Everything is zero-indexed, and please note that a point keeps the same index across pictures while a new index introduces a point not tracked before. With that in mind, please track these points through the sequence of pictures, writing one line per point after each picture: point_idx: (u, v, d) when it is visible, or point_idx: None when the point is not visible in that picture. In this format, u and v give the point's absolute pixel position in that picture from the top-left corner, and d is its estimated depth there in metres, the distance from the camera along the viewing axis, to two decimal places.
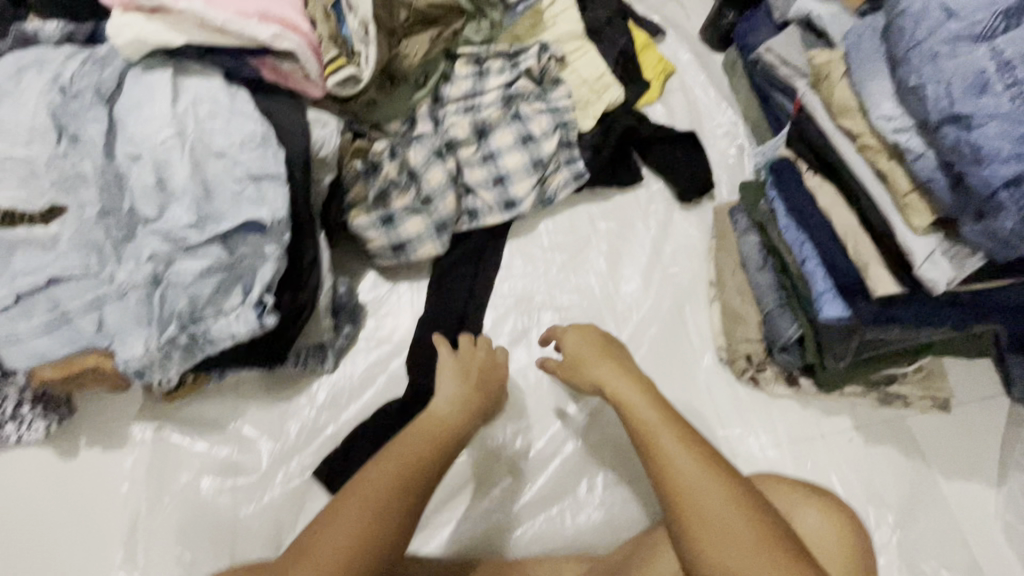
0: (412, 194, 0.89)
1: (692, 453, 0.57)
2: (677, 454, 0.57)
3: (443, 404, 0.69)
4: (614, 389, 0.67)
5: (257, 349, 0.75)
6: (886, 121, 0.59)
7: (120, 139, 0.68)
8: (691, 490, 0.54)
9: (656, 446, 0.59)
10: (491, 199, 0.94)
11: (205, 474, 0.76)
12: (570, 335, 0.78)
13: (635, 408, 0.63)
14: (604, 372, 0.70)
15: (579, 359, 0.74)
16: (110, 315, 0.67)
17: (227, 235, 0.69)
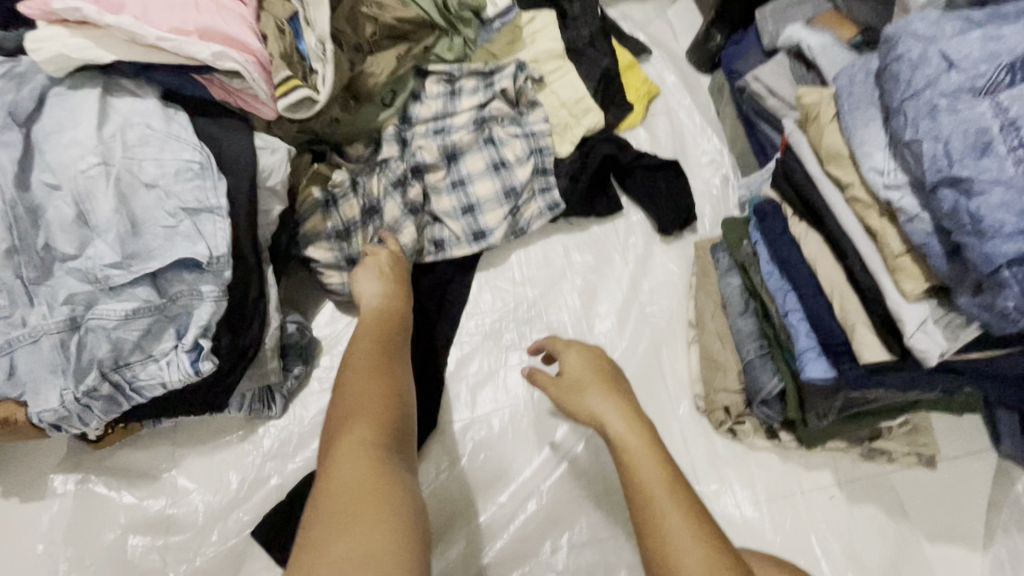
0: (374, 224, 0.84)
1: (697, 545, 0.48)
2: (677, 529, 0.49)
3: (374, 289, 0.74)
4: (615, 430, 0.58)
5: (193, 397, 0.68)
6: (878, 174, 0.55)
7: (37, 167, 0.62)
8: (683, 559, 0.48)
9: (654, 518, 0.51)
10: (459, 230, 0.88)
11: (133, 532, 0.69)
12: (580, 357, 0.69)
13: (638, 465, 0.54)
14: (605, 406, 0.61)
15: (576, 381, 0.66)
16: (21, 362, 0.60)
17: (158, 274, 0.63)
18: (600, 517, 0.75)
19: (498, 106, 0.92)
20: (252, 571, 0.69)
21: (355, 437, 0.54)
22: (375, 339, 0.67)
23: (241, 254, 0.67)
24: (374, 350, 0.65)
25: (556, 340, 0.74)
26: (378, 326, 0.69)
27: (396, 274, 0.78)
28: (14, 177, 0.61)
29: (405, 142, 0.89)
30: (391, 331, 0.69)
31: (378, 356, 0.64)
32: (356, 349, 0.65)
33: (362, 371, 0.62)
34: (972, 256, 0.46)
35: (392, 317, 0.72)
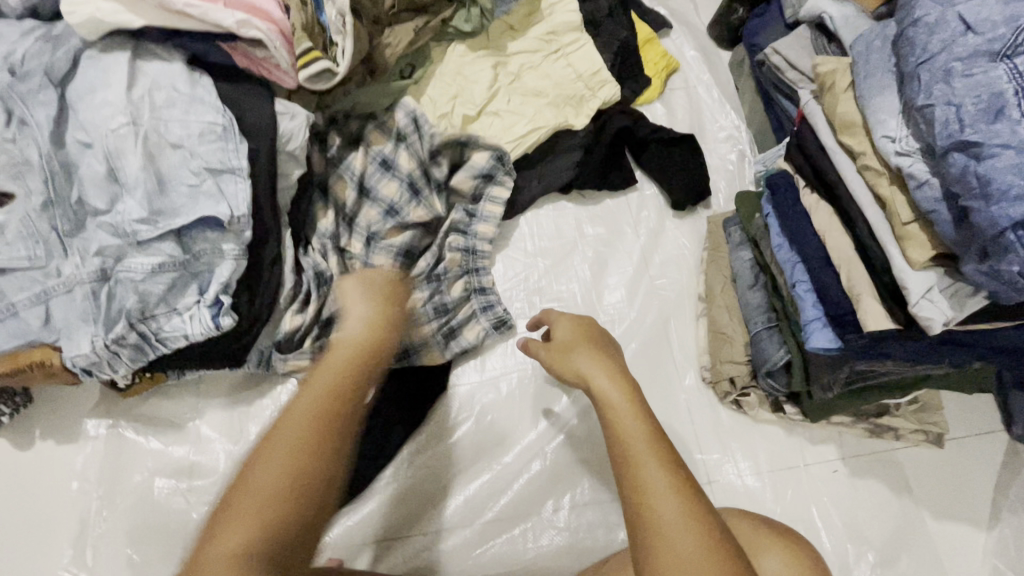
0: (390, 201, 0.84)
1: (675, 496, 0.50)
2: (655, 480, 0.51)
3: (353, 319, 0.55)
4: (600, 389, 0.60)
5: (213, 351, 0.71)
6: (890, 141, 0.54)
7: (71, 126, 0.65)
8: (659, 506, 0.50)
9: (631, 469, 0.53)
10: (445, 269, 0.84)
11: (159, 474, 0.74)
12: (563, 321, 0.71)
13: (618, 425, 0.56)
14: (593, 367, 0.63)
15: (567, 347, 0.67)
16: (57, 310, 0.64)
17: (182, 231, 0.66)
18: (602, 481, 0.77)
19: (511, 106, 0.94)
20: None
21: (222, 548, 0.43)
22: (323, 405, 0.48)
23: (261, 214, 0.71)
24: (313, 438, 0.47)
25: (550, 311, 0.74)
26: (334, 383, 0.50)
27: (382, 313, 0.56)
28: (50, 134, 0.64)
29: (405, 160, 0.85)
30: (340, 400, 0.49)
31: (296, 457, 0.46)
32: (288, 422, 0.47)
33: (268, 474, 0.45)
34: (978, 220, 0.46)
35: (362, 360, 0.52)
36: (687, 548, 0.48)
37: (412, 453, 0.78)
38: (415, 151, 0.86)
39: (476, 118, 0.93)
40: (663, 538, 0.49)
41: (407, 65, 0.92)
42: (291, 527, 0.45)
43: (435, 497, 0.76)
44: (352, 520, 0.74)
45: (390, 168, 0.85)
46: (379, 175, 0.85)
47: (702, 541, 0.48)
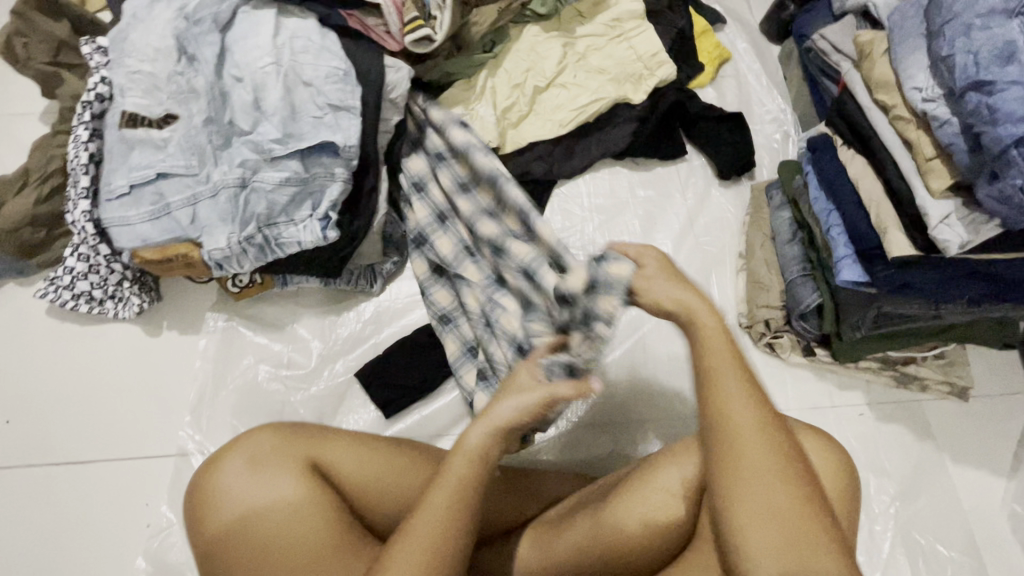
0: (443, 201, 0.92)
1: (753, 409, 0.54)
2: (737, 398, 0.54)
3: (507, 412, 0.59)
4: (697, 316, 0.59)
5: (317, 260, 0.85)
6: (918, 91, 0.63)
7: (227, 64, 0.80)
8: (739, 425, 0.53)
9: (716, 384, 0.56)
10: (512, 303, 0.83)
11: (263, 363, 0.87)
12: (651, 273, 0.64)
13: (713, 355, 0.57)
14: (692, 303, 0.60)
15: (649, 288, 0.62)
16: (203, 211, 0.78)
17: (305, 152, 0.80)
18: (644, 402, 0.87)
19: (578, 79, 1.06)
20: (354, 403, 0.86)
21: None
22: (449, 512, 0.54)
23: (366, 148, 0.84)
24: (443, 532, 0.53)
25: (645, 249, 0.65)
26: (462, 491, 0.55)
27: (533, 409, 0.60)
28: (213, 68, 0.79)
29: (466, 204, 0.88)
30: (464, 502, 0.55)
31: (444, 529, 0.53)
32: (423, 522, 0.53)
33: (408, 562, 0.51)
34: (987, 140, 0.55)
35: (479, 467, 0.56)
36: (769, 472, 0.51)
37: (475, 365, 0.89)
38: (464, 163, 0.90)
39: (545, 89, 1.05)
40: (748, 455, 0.52)
41: (489, 43, 1.06)
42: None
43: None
44: (423, 414, 0.86)
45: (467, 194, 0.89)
46: (454, 203, 0.90)
47: (778, 452, 0.52)
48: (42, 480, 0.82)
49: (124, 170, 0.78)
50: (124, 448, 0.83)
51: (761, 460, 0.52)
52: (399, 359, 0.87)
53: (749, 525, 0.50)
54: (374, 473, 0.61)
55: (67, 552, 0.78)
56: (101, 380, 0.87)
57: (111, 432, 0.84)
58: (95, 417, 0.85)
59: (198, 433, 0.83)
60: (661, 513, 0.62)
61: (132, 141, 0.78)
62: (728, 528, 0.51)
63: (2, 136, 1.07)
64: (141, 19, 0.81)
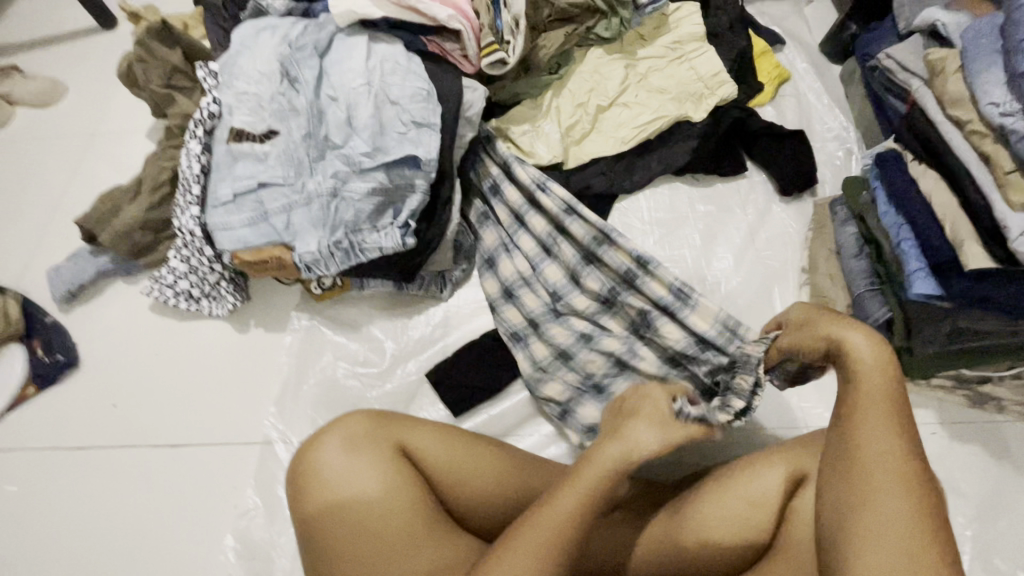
0: (513, 221, 0.97)
1: (894, 460, 0.55)
2: (878, 444, 0.56)
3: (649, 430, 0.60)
4: (854, 353, 0.60)
5: (394, 265, 0.91)
6: (994, 106, 0.66)
7: (324, 85, 0.89)
8: (875, 464, 0.55)
9: (859, 427, 0.58)
10: (585, 324, 0.89)
11: (341, 361, 0.93)
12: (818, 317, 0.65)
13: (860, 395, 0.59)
14: (857, 346, 0.60)
15: (812, 323, 0.65)
16: (297, 217, 0.86)
17: (390, 165, 0.86)
18: None
19: (640, 99, 1.10)
20: (424, 401, 0.90)
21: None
22: (566, 527, 0.55)
23: (443, 162, 0.91)
24: (568, 528, 0.55)
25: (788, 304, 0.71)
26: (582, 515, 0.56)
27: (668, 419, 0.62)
28: (312, 89, 0.88)
29: (538, 222, 0.95)
30: (586, 515, 0.56)
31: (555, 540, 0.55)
32: (538, 531, 0.55)
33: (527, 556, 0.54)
34: None
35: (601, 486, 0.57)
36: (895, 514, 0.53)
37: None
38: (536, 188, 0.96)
39: (608, 108, 1.10)
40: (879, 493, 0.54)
41: (555, 65, 1.12)
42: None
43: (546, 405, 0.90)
44: (490, 414, 0.90)
45: (524, 225, 0.97)
46: (516, 232, 0.97)
47: (913, 506, 0.53)
48: (142, 460, 0.89)
49: (230, 180, 0.87)
50: (214, 435, 0.90)
51: (890, 501, 0.54)
52: (468, 361, 0.92)
53: (869, 555, 0.52)
54: (457, 460, 0.65)
55: (163, 528, 0.85)
56: (195, 372, 0.95)
57: (204, 420, 0.91)
58: (190, 405, 0.92)
59: (281, 423, 0.89)
60: (737, 523, 0.64)
61: (238, 154, 0.87)
62: (845, 554, 0.54)
63: (115, 151, 1.20)
64: (248, 47, 0.91)
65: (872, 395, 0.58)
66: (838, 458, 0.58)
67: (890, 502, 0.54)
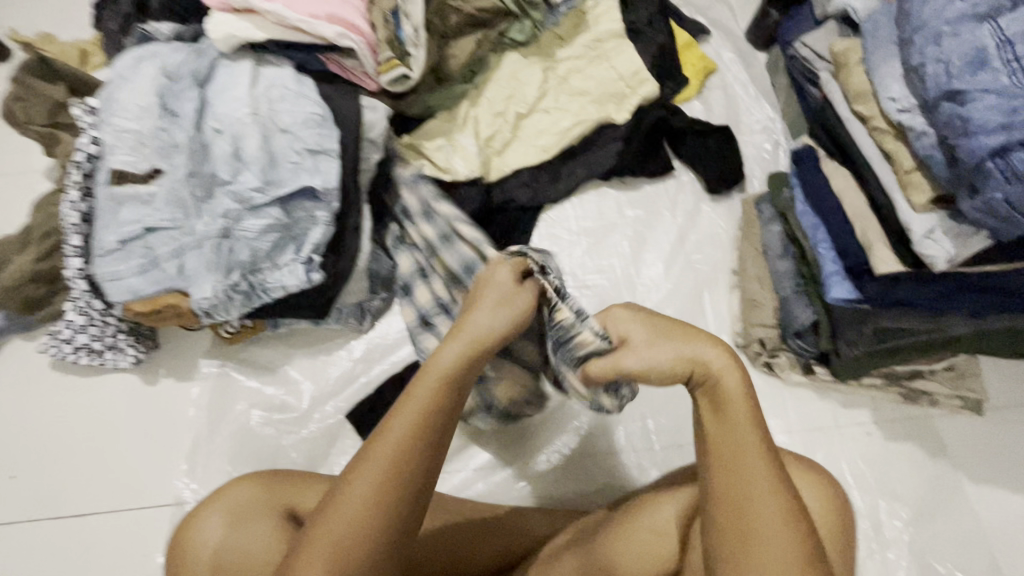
0: (426, 247, 0.92)
1: (774, 497, 0.53)
2: (758, 481, 0.53)
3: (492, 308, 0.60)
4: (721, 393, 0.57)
5: (303, 302, 0.86)
6: (893, 101, 0.67)
7: (207, 116, 0.83)
8: (760, 528, 0.52)
9: (734, 465, 0.54)
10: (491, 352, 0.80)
11: (255, 408, 0.88)
12: (647, 328, 0.60)
13: (716, 419, 0.57)
14: (709, 355, 0.58)
15: (662, 335, 0.59)
16: (189, 262, 0.80)
17: (286, 199, 0.81)
18: (637, 430, 0.86)
19: (560, 102, 1.05)
20: (346, 444, 0.87)
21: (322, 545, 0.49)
22: (384, 475, 0.51)
23: (347, 190, 0.85)
24: (388, 475, 0.51)
25: (613, 312, 0.61)
26: (400, 449, 0.52)
27: (506, 305, 0.61)
28: (193, 123, 0.82)
29: (453, 247, 0.89)
30: (408, 458, 0.51)
31: (374, 493, 0.50)
32: (357, 484, 0.50)
33: (367, 476, 0.50)
34: (962, 152, 0.58)
35: (447, 384, 0.56)
36: (777, 546, 0.51)
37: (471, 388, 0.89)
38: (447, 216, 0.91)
39: (528, 115, 1.05)
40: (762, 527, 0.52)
41: (469, 72, 1.06)
42: (377, 538, 0.50)
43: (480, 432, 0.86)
44: None
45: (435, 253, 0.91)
46: (430, 256, 0.92)
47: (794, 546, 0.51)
48: (45, 533, 0.83)
49: (113, 227, 0.80)
50: (125, 500, 0.85)
51: (767, 530, 0.52)
52: (390, 399, 0.87)
53: None
54: None
55: None
56: (99, 431, 0.89)
57: (111, 485, 0.86)
58: (95, 468, 0.87)
59: (194, 482, 0.84)
60: (650, 558, 0.61)
61: (119, 198, 0.80)
62: None
63: (9, 195, 1.12)
64: (126, 78, 0.84)
65: (741, 418, 0.56)
66: (716, 504, 0.54)
67: (773, 548, 0.51)
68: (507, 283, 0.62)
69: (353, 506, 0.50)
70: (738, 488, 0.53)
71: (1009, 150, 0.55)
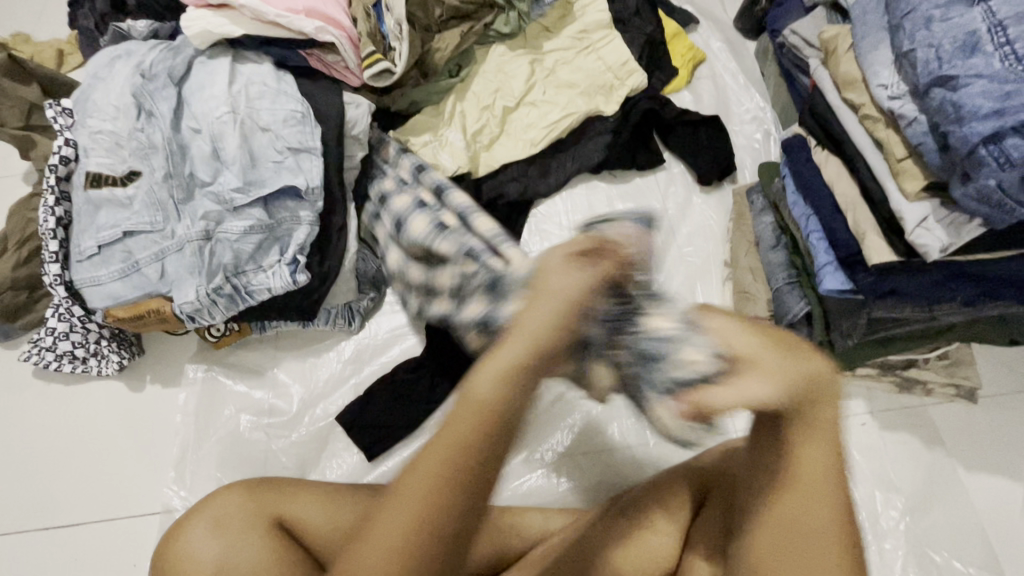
0: (398, 223, 0.87)
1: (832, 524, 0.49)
2: (820, 511, 0.49)
3: (556, 306, 0.50)
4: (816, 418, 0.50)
5: (290, 304, 0.84)
6: (883, 89, 0.66)
7: (185, 116, 0.81)
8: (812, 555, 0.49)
9: (795, 488, 0.50)
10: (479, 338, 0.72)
11: (244, 412, 0.87)
12: (750, 331, 0.52)
13: (811, 441, 0.50)
14: (812, 366, 0.49)
15: (774, 343, 0.50)
16: (170, 265, 0.78)
17: (268, 199, 0.80)
18: (632, 426, 0.85)
19: (548, 94, 1.03)
20: (337, 446, 0.86)
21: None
22: (420, 512, 0.42)
23: (331, 189, 0.84)
24: (427, 511, 0.42)
25: (717, 315, 0.55)
26: (441, 484, 0.42)
27: (579, 298, 0.51)
28: (170, 122, 0.80)
29: (435, 221, 0.84)
30: (450, 493, 0.42)
31: (408, 532, 0.41)
32: (387, 520, 0.42)
33: (395, 521, 0.42)
34: (954, 140, 0.58)
35: (488, 416, 0.44)
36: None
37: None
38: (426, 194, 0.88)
39: (515, 108, 1.03)
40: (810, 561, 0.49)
41: (455, 66, 1.04)
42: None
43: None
44: (406, 455, 0.86)
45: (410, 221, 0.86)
46: (406, 228, 0.86)
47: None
48: (30, 545, 0.81)
49: (92, 231, 0.78)
50: (113, 510, 0.83)
51: (815, 564, 0.48)
52: (380, 400, 0.86)
53: None
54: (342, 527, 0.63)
55: None
56: (85, 440, 0.87)
57: (97, 494, 0.84)
58: (80, 478, 0.85)
59: (183, 489, 0.83)
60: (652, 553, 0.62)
61: (97, 202, 0.78)
62: None
63: None
64: (101, 79, 0.82)
65: (823, 443, 0.50)
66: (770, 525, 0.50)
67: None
68: (579, 272, 0.53)
69: (383, 545, 0.41)
70: (798, 512, 0.50)
71: (1001, 136, 0.55)
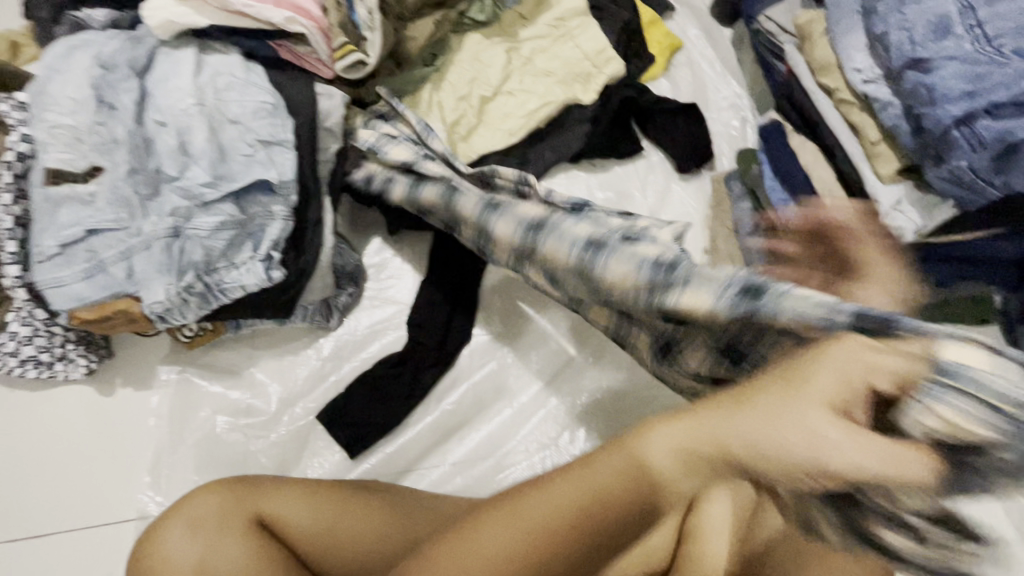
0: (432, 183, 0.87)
1: None
2: None
3: (799, 455, 0.39)
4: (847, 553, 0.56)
5: (265, 302, 0.82)
6: (858, 72, 0.72)
7: (150, 109, 0.78)
8: None
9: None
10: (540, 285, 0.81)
11: (220, 413, 0.85)
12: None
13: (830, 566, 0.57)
14: None
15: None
16: (137, 264, 0.75)
17: (240, 194, 0.77)
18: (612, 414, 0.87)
19: (527, 83, 1.02)
20: (318, 445, 0.84)
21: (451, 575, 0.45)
22: (531, 533, 0.44)
23: (305, 182, 0.82)
24: (549, 530, 0.44)
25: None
26: (567, 513, 0.44)
27: (830, 473, 0.39)
28: (133, 115, 0.76)
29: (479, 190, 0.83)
30: (573, 526, 0.44)
31: (507, 551, 0.44)
32: (488, 535, 0.45)
33: (500, 535, 0.45)
34: (928, 121, 0.64)
35: (635, 483, 0.44)
36: None
37: (459, 371, 0.89)
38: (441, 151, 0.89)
39: (492, 98, 1.01)
40: None
41: (430, 55, 1.02)
42: None
43: (477, 411, 0.88)
44: (386, 452, 0.85)
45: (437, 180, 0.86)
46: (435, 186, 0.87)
47: None
48: None
49: (52, 231, 0.73)
50: (83, 519, 0.80)
51: None
52: (362, 396, 0.84)
53: None
54: (328, 523, 0.62)
55: None
56: (50, 448, 0.84)
57: (65, 504, 0.81)
58: (45, 488, 0.81)
59: (159, 494, 0.81)
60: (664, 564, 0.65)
61: (57, 200, 0.73)
62: None
63: None
64: (55, 69, 0.77)
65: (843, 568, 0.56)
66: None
67: None
68: (853, 441, 0.39)
69: (478, 556, 0.45)
70: None
71: (970, 119, 0.62)
